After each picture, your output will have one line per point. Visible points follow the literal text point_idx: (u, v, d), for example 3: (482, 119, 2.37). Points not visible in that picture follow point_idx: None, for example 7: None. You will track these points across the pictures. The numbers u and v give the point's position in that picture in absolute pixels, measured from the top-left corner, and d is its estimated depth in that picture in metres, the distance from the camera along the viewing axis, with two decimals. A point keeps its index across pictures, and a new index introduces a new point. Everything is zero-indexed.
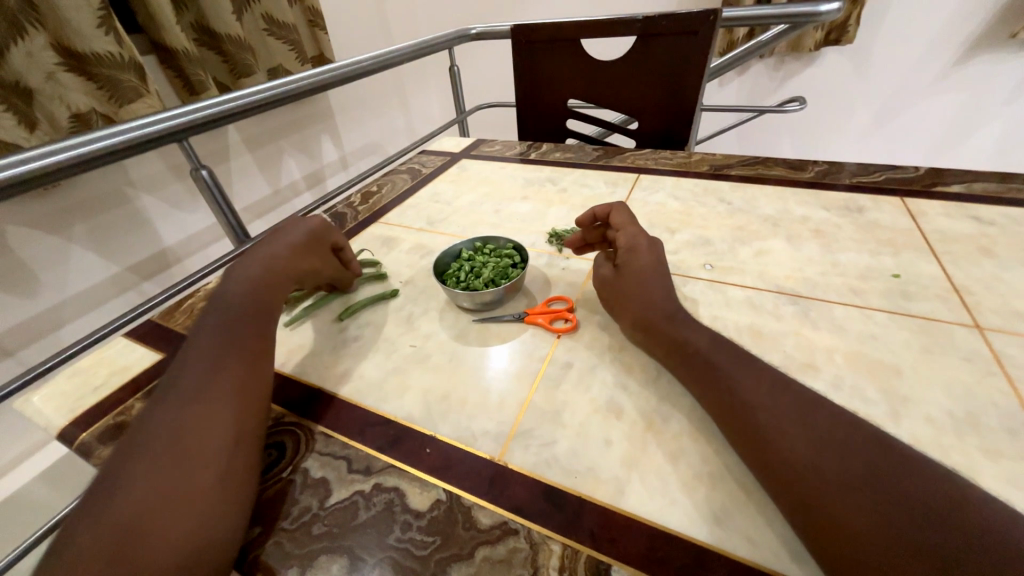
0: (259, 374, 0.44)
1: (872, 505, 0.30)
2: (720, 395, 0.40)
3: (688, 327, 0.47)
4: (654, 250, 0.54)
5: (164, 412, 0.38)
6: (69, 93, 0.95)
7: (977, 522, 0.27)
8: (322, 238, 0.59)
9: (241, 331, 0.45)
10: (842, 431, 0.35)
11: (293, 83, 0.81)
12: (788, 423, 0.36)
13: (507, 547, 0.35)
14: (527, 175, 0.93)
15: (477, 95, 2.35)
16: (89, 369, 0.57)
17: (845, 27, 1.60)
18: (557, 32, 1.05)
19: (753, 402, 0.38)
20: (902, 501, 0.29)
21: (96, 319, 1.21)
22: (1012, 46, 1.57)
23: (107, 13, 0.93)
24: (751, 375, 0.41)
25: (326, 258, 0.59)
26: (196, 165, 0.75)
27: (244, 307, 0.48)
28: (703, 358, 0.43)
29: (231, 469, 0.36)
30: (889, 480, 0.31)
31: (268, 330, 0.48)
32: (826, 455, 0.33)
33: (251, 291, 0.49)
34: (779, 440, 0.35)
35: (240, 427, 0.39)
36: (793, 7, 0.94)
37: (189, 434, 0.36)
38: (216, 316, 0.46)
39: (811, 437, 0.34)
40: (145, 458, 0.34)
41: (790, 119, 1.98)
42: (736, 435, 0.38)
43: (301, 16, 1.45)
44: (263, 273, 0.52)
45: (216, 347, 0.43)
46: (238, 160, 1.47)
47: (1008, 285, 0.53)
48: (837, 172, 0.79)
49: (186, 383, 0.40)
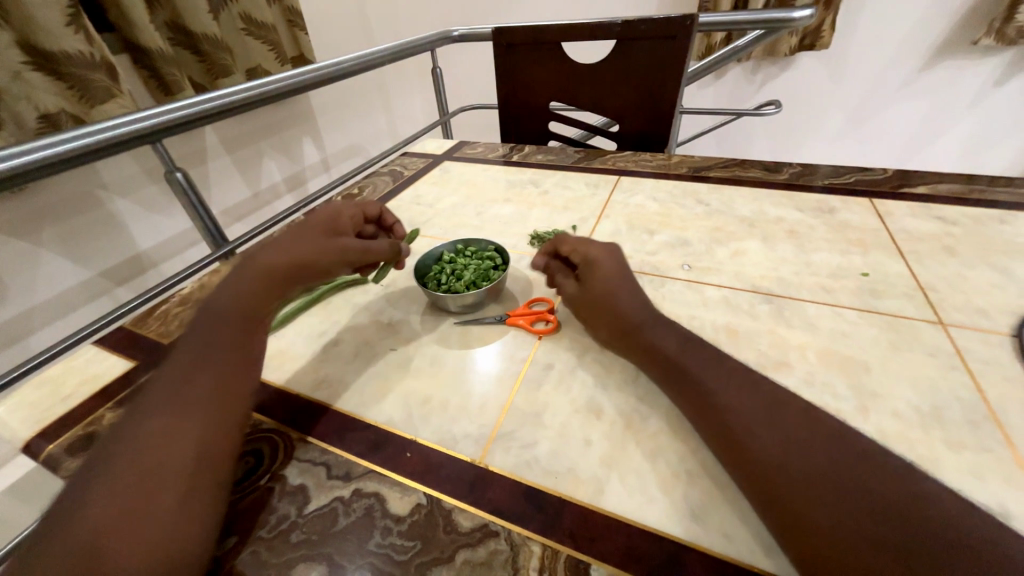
0: (241, 383, 0.42)
1: (841, 503, 0.30)
2: (693, 393, 0.41)
3: (657, 322, 0.48)
4: (611, 249, 0.55)
5: (134, 425, 0.36)
6: (36, 92, 0.91)
7: (938, 519, 0.29)
8: (319, 232, 0.55)
9: (222, 338, 0.44)
10: (814, 430, 0.35)
11: (271, 83, 0.80)
12: (762, 422, 0.36)
13: (488, 549, 0.35)
14: (509, 177, 0.93)
15: (459, 97, 2.34)
16: (57, 379, 0.55)
17: (818, 33, 1.65)
18: (538, 35, 1.06)
19: (727, 401, 0.39)
20: (867, 499, 0.30)
21: (66, 327, 1.17)
22: (975, 52, 1.63)
23: (77, 11, 0.91)
24: (722, 373, 0.41)
25: (330, 245, 0.53)
26: (171, 167, 0.73)
27: (230, 311, 0.46)
28: (674, 358, 0.44)
29: (198, 486, 0.35)
30: (856, 477, 0.32)
31: (257, 336, 0.46)
32: (798, 453, 0.34)
33: (241, 294, 0.47)
34: (752, 437, 0.36)
35: (216, 439, 0.38)
36: (767, 12, 0.97)
37: (161, 446, 0.35)
38: (201, 323, 0.45)
39: (784, 435, 0.35)
40: (113, 472, 0.33)
41: (766, 122, 2.03)
42: (710, 433, 0.38)
43: (280, 16, 1.43)
44: (261, 278, 0.48)
45: (196, 358, 0.42)
46: (216, 162, 1.44)
47: (970, 283, 0.55)
48: (810, 174, 0.81)
49: (164, 393, 0.39)
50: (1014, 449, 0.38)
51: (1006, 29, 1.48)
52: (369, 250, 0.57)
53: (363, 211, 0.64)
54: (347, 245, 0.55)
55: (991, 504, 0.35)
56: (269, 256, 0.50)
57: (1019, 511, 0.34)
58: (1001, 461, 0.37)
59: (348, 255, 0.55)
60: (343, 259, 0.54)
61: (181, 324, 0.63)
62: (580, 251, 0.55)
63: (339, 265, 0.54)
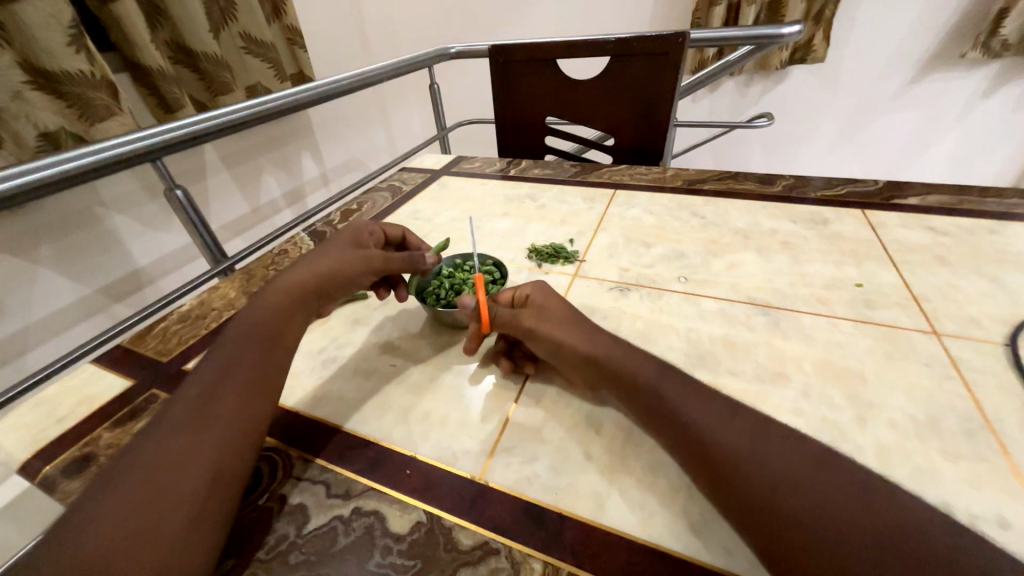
0: (260, 406, 0.42)
1: (839, 526, 0.29)
2: (675, 406, 0.40)
3: (633, 356, 0.44)
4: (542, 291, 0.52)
5: (151, 441, 0.36)
6: (37, 111, 0.93)
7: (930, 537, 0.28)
8: (346, 247, 0.59)
9: (247, 357, 0.44)
10: (802, 460, 0.33)
11: (271, 102, 0.81)
12: (751, 455, 0.34)
13: (488, 567, 0.35)
14: (506, 191, 0.94)
15: (456, 111, 2.37)
16: (54, 398, 0.55)
17: (809, 47, 1.69)
18: (534, 54, 1.08)
19: (709, 432, 0.36)
20: (857, 520, 0.29)
21: (62, 344, 1.17)
22: (961, 65, 1.67)
23: (79, 31, 0.92)
24: (701, 401, 0.39)
25: (355, 256, 0.57)
26: (171, 185, 0.73)
27: (259, 331, 0.47)
28: (650, 386, 0.41)
29: (203, 511, 0.34)
30: (852, 514, 0.30)
31: (280, 359, 0.47)
32: (798, 483, 0.32)
33: (274, 316, 0.49)
34: (742, 475, 0.33)
35: (228, 461, 0.37)
36: (757, 28, 0.99)
37: (174, 466, 0.35)
38: (227, 339, 0.46)
39: (777, 459, 0.33)
40: (124, 488, 0.33)
41: (759, 134, 2.07)
42: (694, 472, 0.36)
43: (280, 34, 1.46)
44: (293, 293, 0.52)
45: (216, 376, 0.42)
46: (216, 178, 1.45)
47: (962, 292, 0.56)
48: (803, 186, 0.82)
49: (182, 411, 0.39)
50: (1010, 458, 0.38)
51: (991, 42, 1.52)
52: (391, 260, 0.59)
53: (384, 230, 0.65)
54: (369, 255, 0.58)
55: (992, 516, 0.35)
56: (302, 270, 0.54)
57: (1017, 521, 0.34)
58: (999, 470, 0.37)
59: (371, 262, 0.57)
60: (369, 268, 0.57)
61: (179, 341, 0.63)
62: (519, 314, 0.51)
63: (363, 273, 0.57)
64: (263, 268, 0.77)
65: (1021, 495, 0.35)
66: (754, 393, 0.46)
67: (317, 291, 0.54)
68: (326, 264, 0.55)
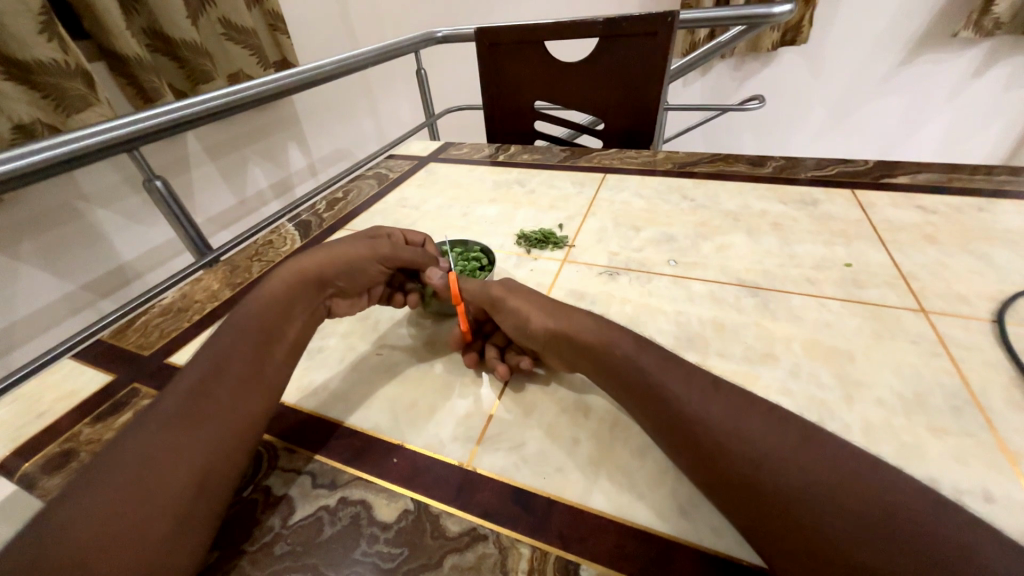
0: (249, 402, 0.41)
1: (824, 503, 0.29)
2: (657, 390, 0.39)
3: (611, 333, 0.44)
4: (505, 279, 0.52)
5: (136, 439, 0.35)
6: (10, 103, 0.89)
7: (909, 509, 0.28)
8: (353, 239, 0.58)
9: (239, 353, 0.43)
10: (788, 434, 0.33)
11: (252, 88, 0.78)
12: (734, 432, 0.34)
13: (476, 553, 0.35)
14: (495, 177, 0.93)
15: (446, 98, 2.34)
16: (33, 395, 0.54)
17: (799, 28, 1.67)
18: (521, 35, 1.06)
19: (695, 407, 0.36)
20: (842, 498, 0.29)
21: (48, 341, 1.16)
22: (953, 44, 1.65)
23: (49, 18, 0.89)
24: (684, 377, 0.39)
25: (361, 245, 0.56)
26: (149, 175, 0.71)
27: (249, 324, 0.46)
28: (637, 370, 0.40)
29: (190, 514, 0.33)
30: (835, 491, 0.29)
31: (278, 356, 0.45)
32: (782, 462, 0.31)
33: (261, 309, 0.47)
34: (727, 454, 0.33)
35: (216, 461, 0.36)
36: (749, 7, 0.97)
37: (160, 466, 0.34)
38: (216, 335, 0.45)
39: (759, 440, 0.33)
40: (107, 488, 0.32)
41: (750, 117, 2.05)
42: (685, 448, 0.35)
43: (261, 20, 1.42)
44: (293, 282, 0.50)
45: (201, 373, 0.41)
46: (200, 170, 1.42)
47: (951, 270, 0.56)
48: (793, 167, 0.81)
49: (168, 409, 0.38)
50: (996, 433, 0.38)
51: (983, 21, 1.50)
52: (401, 251, 0.57)
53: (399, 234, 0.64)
54: (375, 242, 0.57)
55: (977, 489, 0.35)
56: (306, 258, 0.53)
57: (1001, 495, 0.34)
58: (983, 444, 0.37)
59: (377, 250, 0.56)
60: (375, 256, 0.56)
61: (161, 335, 0.62)
62: (482, 294, 0.51)
63: (369, 260, 0.55)
64: (247, 260, 0.76)
65: (1006, 469, 0.36)
66: (741, 374, 0.46)
67: (319, 279, 0.52)
68: (331, 251, 0.54)
